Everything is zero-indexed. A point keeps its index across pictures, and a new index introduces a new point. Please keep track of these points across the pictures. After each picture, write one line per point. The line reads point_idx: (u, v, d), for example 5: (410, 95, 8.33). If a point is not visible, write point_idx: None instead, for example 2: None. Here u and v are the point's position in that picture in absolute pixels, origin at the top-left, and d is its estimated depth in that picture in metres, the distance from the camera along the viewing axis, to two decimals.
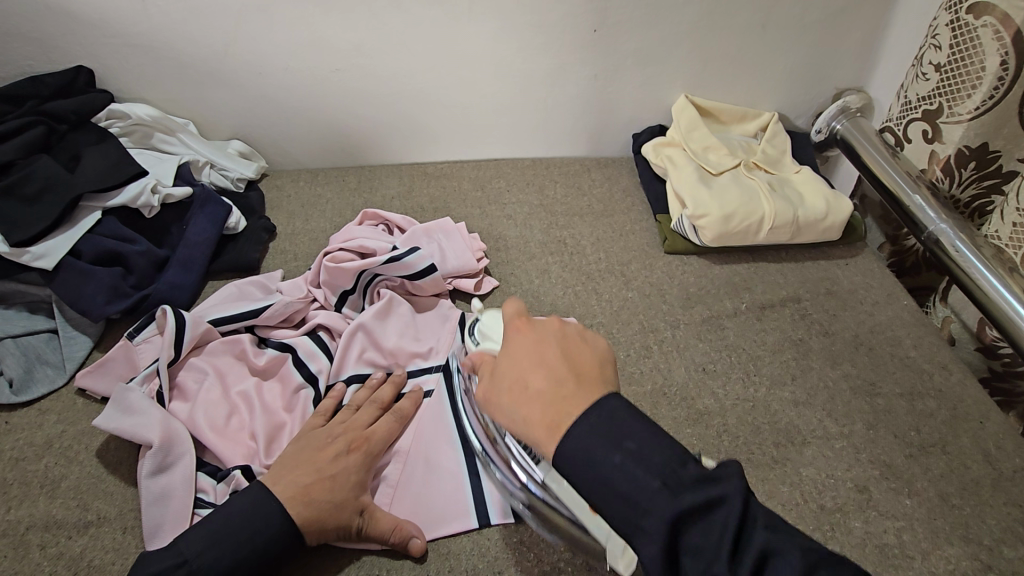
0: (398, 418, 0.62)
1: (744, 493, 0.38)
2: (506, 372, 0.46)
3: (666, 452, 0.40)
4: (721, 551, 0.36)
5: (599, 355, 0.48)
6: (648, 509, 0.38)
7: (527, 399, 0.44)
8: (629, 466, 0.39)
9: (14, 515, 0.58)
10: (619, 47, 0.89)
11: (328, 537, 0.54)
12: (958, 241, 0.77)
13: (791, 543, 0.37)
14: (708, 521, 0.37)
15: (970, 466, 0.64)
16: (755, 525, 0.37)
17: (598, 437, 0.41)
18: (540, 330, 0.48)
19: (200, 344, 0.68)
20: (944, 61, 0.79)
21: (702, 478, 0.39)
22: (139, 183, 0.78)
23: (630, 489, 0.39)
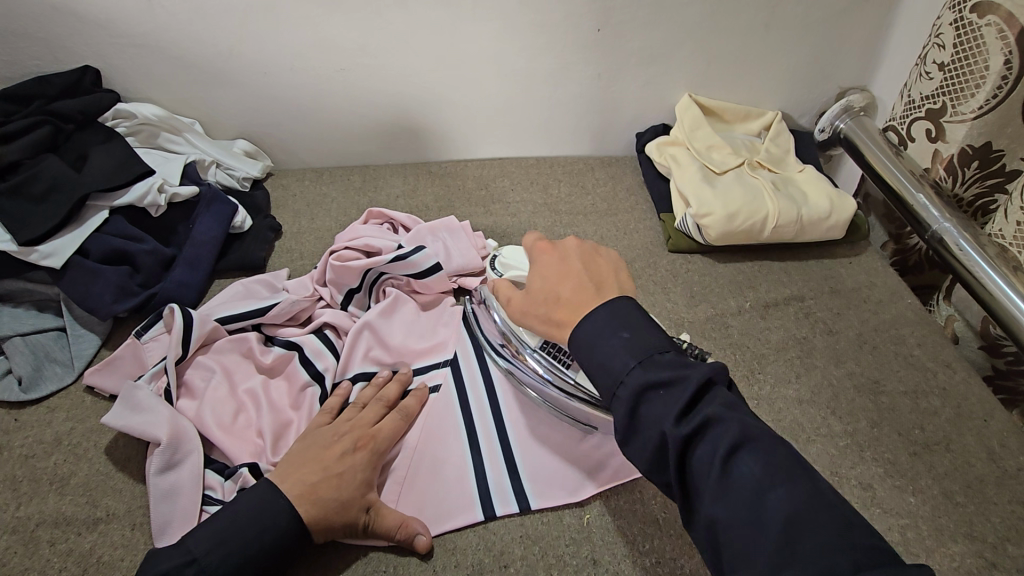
0: (404, 416, 0.63)
1: (706, 377, 0.42)
2: (533, 283, 0.51)
3: (652, 339, 0.44)
4: (671, 414, 0.40)
5: (618, 264, 0.52)
6: (621, 378, 0.43)
7: (553, 304, 0.49)
8: (623, 344, 0.44)
9: (24, 512, 0.59)
10: (622, 47, 0.89)
11: (334, 534, 0.55)
12: (962, 240, 0.77)
13: (738, 421, 0.40)
14: (667, 394, 0.41)
15: (973, 464, 0.64)
16: (711, 403, 0.41)
17: (607, 327, 0.45)
18: (563, 247, 0.52)
19: (207, 343, 0.69)
20: (947, 60, 0.79)
21: (678, 362, 0.43)
22: (145, 183, 0.78)
23: (611, 360, 0.44)
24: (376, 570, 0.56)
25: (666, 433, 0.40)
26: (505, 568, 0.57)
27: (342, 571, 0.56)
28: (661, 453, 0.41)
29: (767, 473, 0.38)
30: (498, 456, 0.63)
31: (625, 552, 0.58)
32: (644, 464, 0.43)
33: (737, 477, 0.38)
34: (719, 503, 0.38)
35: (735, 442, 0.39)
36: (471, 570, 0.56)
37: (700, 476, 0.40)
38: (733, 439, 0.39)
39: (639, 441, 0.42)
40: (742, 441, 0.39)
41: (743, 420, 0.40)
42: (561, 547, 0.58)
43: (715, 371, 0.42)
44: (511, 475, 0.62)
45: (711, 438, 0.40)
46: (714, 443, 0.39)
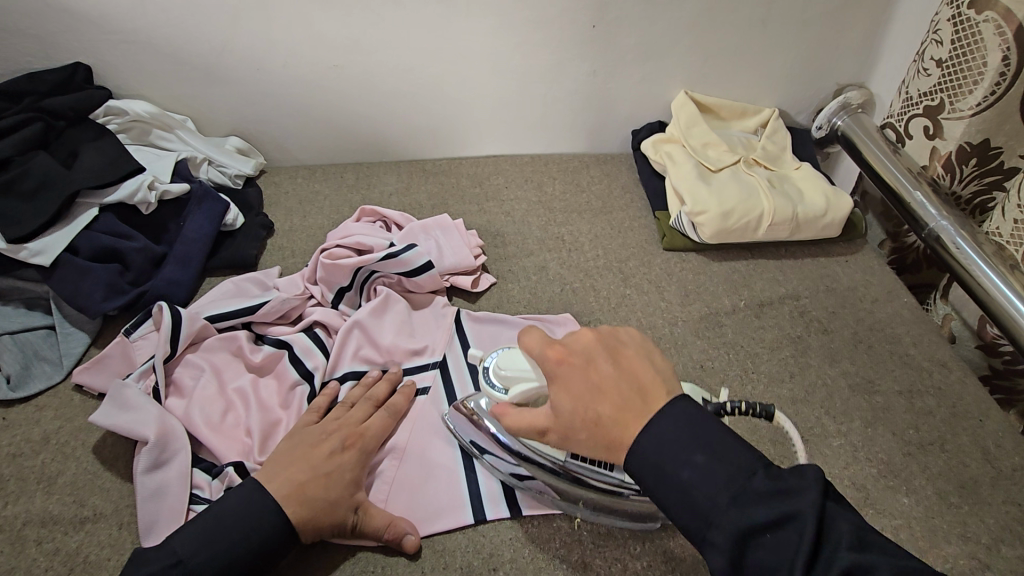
0: (391, 414, 0.63)
1: (820, 504, 0.38)
2: (564, 406, 0.46)
3: (737, 462, 0.41)
4: (798, 563, 0.36)
5: (643, 351, 0.48)
6: (712, 521, 0.39)
7: (595, 428, 0.45)
8: (705, 470, 0.41)
9: (11, 511, 0.58)
10: (618, 43, 0.88)
11: (322, 535, 0.54)
12: (959, 238, 0.77)
13: (884, 560, 0.35)
14: (779, 539, 0.37)
15: (968, 464, 0.64)
16: (841, 543, 0.37)
17: (670, 449, 0.42)
18: (580, 351, 0.48)
19: (197, 341, 0.68)
20: (945, 57, 0.78)
21: (774, 489, 0.39)
22: (136, 180, 0.78)
23: (695, 501, 0.40)
24: (363, 571, 0.56)
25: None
26: (494, 570, 0.56)
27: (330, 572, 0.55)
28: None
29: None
30: None
31: (616, 555, 0.57)
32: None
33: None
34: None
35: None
36: (461, 572, 0.56)
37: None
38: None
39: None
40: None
41: (887, 557, 0.36)
42: (551, 550, 0.58)
43: (824, 487, 0.39)
44: (501, 474, 0.61)
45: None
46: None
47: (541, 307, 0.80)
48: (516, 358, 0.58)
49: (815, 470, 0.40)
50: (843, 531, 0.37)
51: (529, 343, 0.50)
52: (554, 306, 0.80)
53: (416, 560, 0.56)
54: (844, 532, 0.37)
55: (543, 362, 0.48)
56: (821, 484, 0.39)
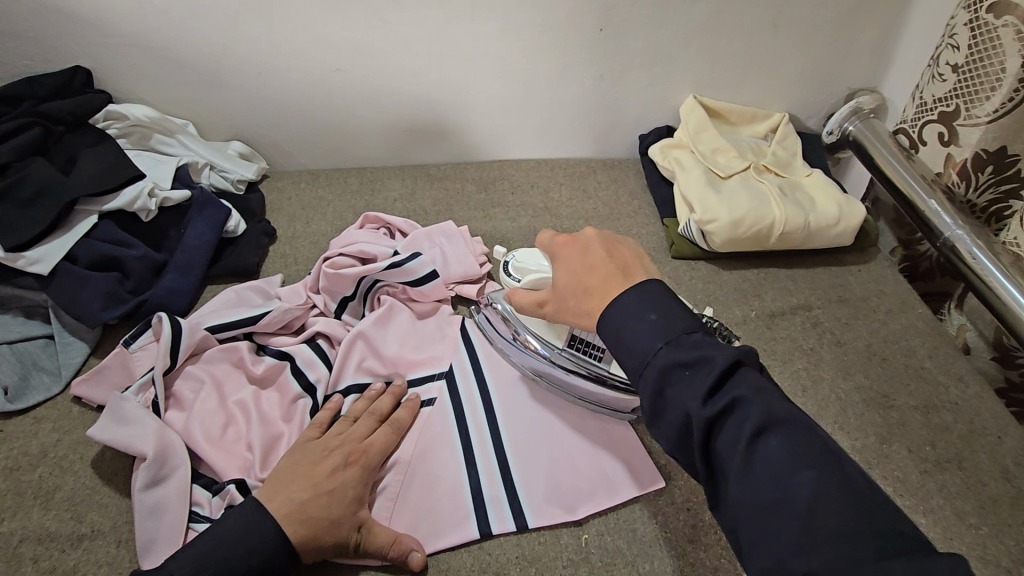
0: (396, 430, 0.61)
1: (733, 359, 0.42)
2: (560, 279, 0.52)
3: (686, 322, 0.45)
4: (698, 394, 0.41)
5: (637, 253, 0.53)
6: (649, 359, 0.44)
7: (581, 296, 0.50)
8: (658, 325, 0.45)
9: (7, 527, 0.57)
10: (627, 46, 0.87)
11: (325, 555, 0.53)
12: (975, 248, 0.75)
13: (765, 404, 0.40)
14: (694, 376, 0.42)
15: (987, 483, 0.62)
16: (739, 384, 0.41)
17: (635, 307, 0.46)
18: (582, 237, 0.53)
19: (198, 353, 0.67)
20: (961, 62, 0.76)
21: (707, 344, 0.43)
22: (136, 187, 0.76)
23: (637, 342, 0.45)
24: None
25: (691, 414, 0.41)
26: None
27: None
28: (687, 431, 0.42)
29: (792, 458, 0.38)
30: (493, 469, 0.61)
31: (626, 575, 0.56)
32: (667, 441, 0.44)
33: (760, 456, 0.39)
34: (744, 485, 0.39)
35: (759, 426, 0.39)
36: None
37: (724, 460, 0.40)
38: (759, 418, 0.40)
39: (665, 420, 0.43)
40: (767, 424, 0.40)
41: (770, 403, 0.41)
42: (558, 569, 0.56)
43: (744, 355, 0.43)
44: (507, 488, 0.60)
45: (736, 419, 0.40)
46: (738, 425, 0.40)
47: None
48: (532, 255, 0.71)
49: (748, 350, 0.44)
50: (746, 378, 0.42)
51: (543, 238, 0.56)
52: None
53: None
54: (747, 380, 0.42)
55: (552, 246, 0.55)
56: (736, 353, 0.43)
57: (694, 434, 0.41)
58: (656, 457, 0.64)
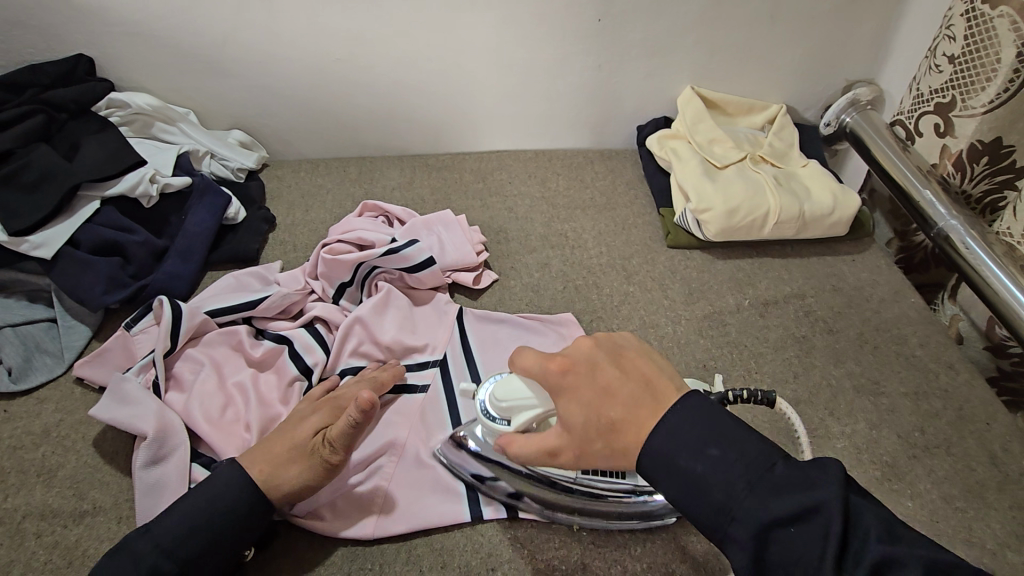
0: (370, 385, 0.63)
1: (842, 495, 0.37)
2: (574, 418, 0.43)
3: (754, 455, 0.39)
4: (823, 561, 0.35)
5: (645, 352, 0.46)
6: (733, 514, 0.38)
7: (607, 435, 0.42)
8: (725, 460, 0.39)
9: (11, 503, 0.59)
10: (624, 37, 0.87)
11: (299, 482, 0.54)
12: (968, 238, 0.75)
13: (915, 554, 0.35)
14: (803, 531, 0.36)
15: (975, 468, 0.63)
16: (868, 537, 0.36)
17: (683, 444, 0.40)
18: (581, 357, 0.45)
19: (197, 335, 0.68)
20: (957, 53, 0.77)
21: (795, 480, 0.37)
22: (138, 172, 0.78)
23: (714, 494, 0.38)
24: (361, 567, 0.56)
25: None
26: (492, 571, 0.56)
27: (327, 566, 0.56)
28: None
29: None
30: None
31: (615, 554, 0.57)
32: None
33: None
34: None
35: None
36: (458, 570, 0.56)
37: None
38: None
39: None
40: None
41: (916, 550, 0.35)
42: (550, 549, 0.57)
43: (846, 479, 0.38)
44: None
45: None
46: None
47: (543, 305, 0.79)
48: (511, 386, 0.53)
49: (835, 463, 0.38)
50: (871, 525, 0.36)
51: (528, 362, 0.47)
52: (556, 304, 0.79)
53: (413, 554, 0.57)
54: (871, 527, 0.36)
55: (547, 376, 0.45)
56: (841, 473, 0.38)
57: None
58: None
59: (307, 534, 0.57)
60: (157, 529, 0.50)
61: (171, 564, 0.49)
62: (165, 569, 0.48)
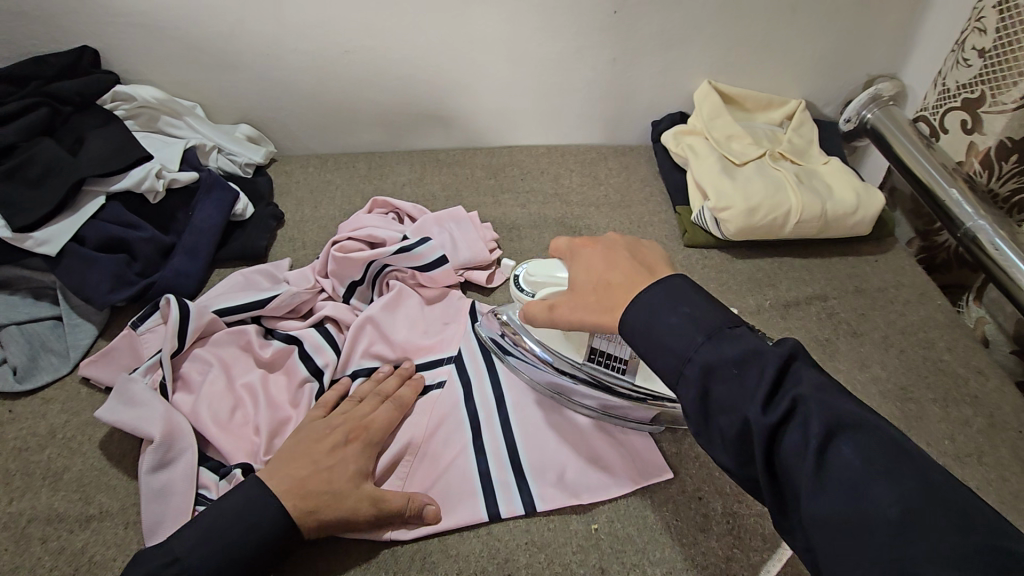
0: (398, 407, 0.61)
1: (788, 358, 0.39)
2: (579, 276, 0.52)
3: (719, 317, 0.42)
4: (755, 398, 0.37)
5: (661, 257, 0.53)
6: (688, 355, 0.41)
7: (601, 291, 0.50)
8: (695, 317, 0.42)
9: (16, 507, 0.57)
10: (641, 30, 0.85)
11: (332, 524, 0.52)
12: (997, 239, 0.73)
13: (829, 405, 0.36)
14: (744, 374, 0.39)
15: (1008, 477, 0.61)
16: (798, 383, 0.38)
17: (661, 300, 0.44)
18: (605, 240, 0.54)
19: (205, 335, 0.67)
20: (988, 46, 0.75)
21: (752, 338, 0.40)
22: (144, 168, 0.76)
23: (671, 340, 0.42)
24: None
25: (751, 419, 0.37)
26: None
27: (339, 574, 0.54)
28: (745, 443, 0.38)
29: (868, 462, 0.34)
30: (501, 452, 0.61)
31: (636, 562, 0.55)
32: (725, 456, 0.39)
33: (833, 462, 0.34)
34: (820, 499, 0.34)
35: (827, 428, 0.35)
36: None
37: (792, 475, 0.35)
38: (825, 424, 0.35)
39: (718, 430, 0.39)
40: (835, 426, 0.35)
41: (833, 404, 0.36)
42: (568, 555, 0.55)
43: (795, 351, 0.39)
44: (515, 472, 0.59)
45: (800, 421, 0.36)
46: (803, 430, 0.36)
47: None
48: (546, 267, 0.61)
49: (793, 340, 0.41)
50: (804, 377, 0.38)
51: (562, 241, 0.58)
52: None
53: (427, 560, 0.55)
54: (804, 381, 0.38)
55: (570, 248, 0.57)
56: (793, 348, 0.40)
57: (756, 447, 0.37)
58: (667, 447, 0.63)
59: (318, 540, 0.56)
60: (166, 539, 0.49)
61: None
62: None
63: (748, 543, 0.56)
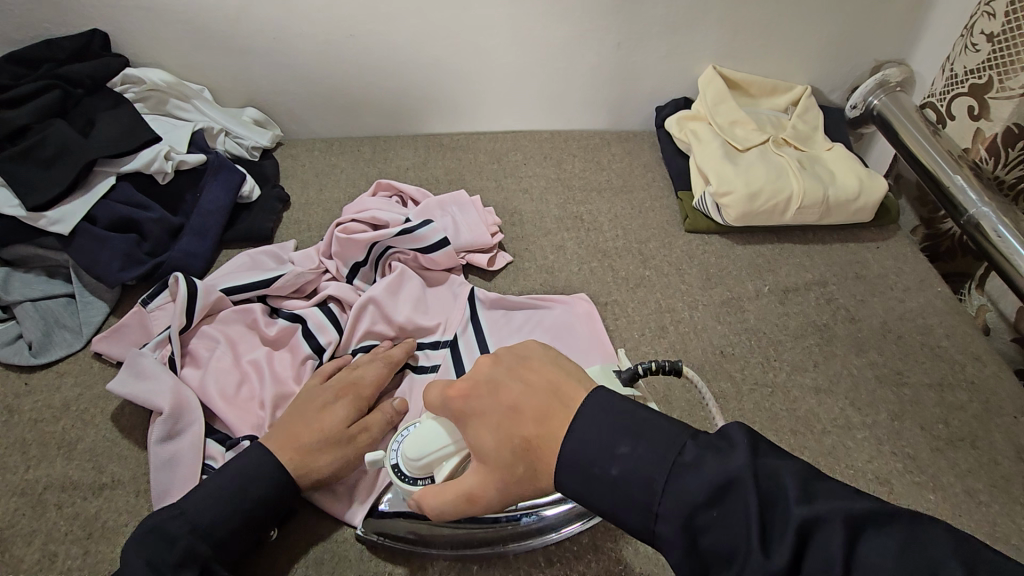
0: (387, 365, 0.63)
1: (752, 461, 0.36)
2: (486, 445, 0.43)
3: (669, 436, 0.39)
4: (750, 537, 0.34)
5: (549, 358, 0.46)
6: (659, 513, 0.37)
7: (525, 454, 0.42)
8: (636, 455, 0.39)
9: (33, 474, 0.60)
10: (645, 14, 0.85)
11: (330, 470, 0.55)
12: (1000, 226, 0.72)
13: (837, 507, 0.34)
14: (726, 512, 0.36)
15: (1000, 462, 0.61)
16: (787, 500, 0.35)
17: (590, 448, 0.40)
18: (482, 380, 0.45)
19: (213, 313, 0.68)
20: (997, 31, 0.74)
21: (705, 454, 0.37)
22: (152, 149, 0.77)
23: (632, 499, 0.38)
24: (375, 546, 0.56)
25: (755, 572, 0.33)
26: (505, 552, 0.55)
27: (339, 543, 0.56)
28: None
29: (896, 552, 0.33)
30: None
31: (628, 539, 0.56)
32: None
33: (860, 570, 0.33)
34: None
35: (847, 537, 0.33)
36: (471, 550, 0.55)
37: None
38: (843, 535, 0.33)
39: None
40: (851, 531, 0.34)
41: (835, 504, 0.34)
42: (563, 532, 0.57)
43: (751, 440, 0.38)
44: None
45: (817, 542, 0.34)
46: (823, 550, 0.33)
47: (557, 287, 0.78)
48: (422, 446, 0.50)
49: (738, 428, 0.38)
50: (788, 483, 0.36)
51: (432, 397, 0.48)
52: (570, 287, 0.78)
53: None
54: (788, 484, 0.36)
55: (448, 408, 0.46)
56: (745, 440, 0.38)
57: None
58: None
59: (319, 511, 0.58)
60: (186, 504, 0.50)
61: (206, 545, 0.49)
62: (199, 550, 0.49)
63: None
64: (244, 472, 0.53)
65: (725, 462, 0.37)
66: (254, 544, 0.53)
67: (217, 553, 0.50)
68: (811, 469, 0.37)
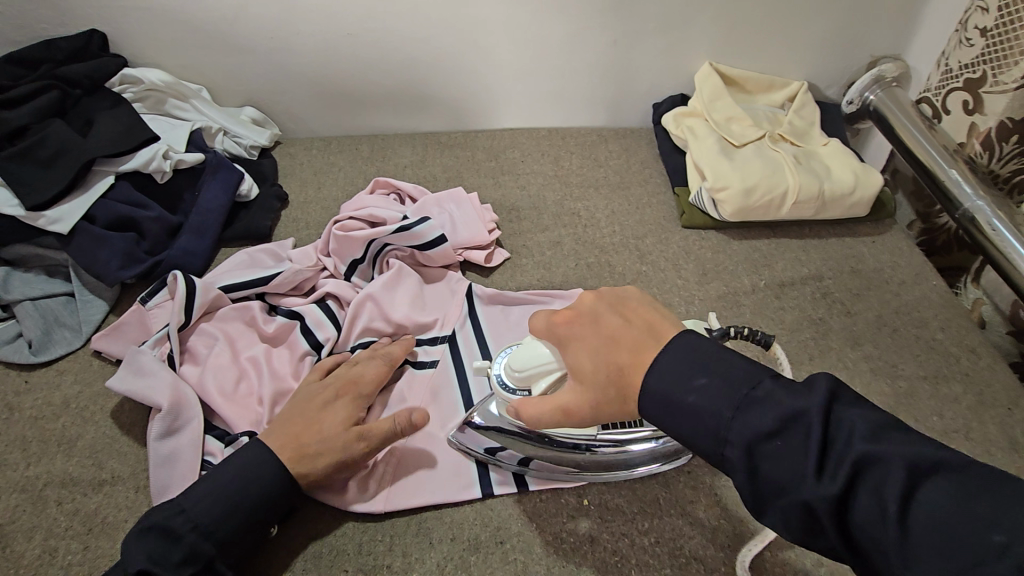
0: (387, 363, 0.63)
1: (827, 402, 0.36)
2: (585, 364, 0.44)
3: (744, 370, 0.39)
4: (806, 468, 0.34)
5: (648, 301, 0.46)
6: (727, 438, 0.37)
7: (617, 380, 0.43)
8: (714, 387, 0.39)
9: (33, 471, 0.60)
10: (640, 11, 0.85)
11: (330, 470, 0.55)
12: (995, 219, 0.72)
13: (901, 452, 0.33)
14: (788, 443, 0.35)
15: (993, 453, 0.62)
16: (850, 436, 0.34)
17: (676, 375, 0.40)
18: (585, 310, 0.46)
19: (211, 311, 0.69)
20: (991, 25, 0.75)
21: (783, 391, 0.37)
22: (151, 148, 0.78)
23: (698, 427, 0.39)
24: (372, 539, 0.56)
25: (810, 501, 0.33)
26: (501, 544, 0.56)
27: (336, 536, 0.57)
28: (808, 519, 0.34)
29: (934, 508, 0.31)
30: None
31: (624, 530, 0.57)
32: (788, 533, 0.36)
33: (914, 518, 0.31)
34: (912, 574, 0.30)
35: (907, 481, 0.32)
36: (468, 543, 0.56)
37: (871, 534, 0.32)
38: (903, 477, 0.32)
39: (775, 505, 0.36)
40: (912, 477, 0.32)
41: (905, 447, 0.33)
42: (559, 524, 0.57)
43: (831, 390, 0.36)
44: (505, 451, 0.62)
45: (870, 484, 0.33)
46: (876, 492, 0.32)
47: (554, 282, 0.79)
48: (525, 358, 0.52)
49: (824, 376, 0.37)
50: (852, 424, 0.35)
51: (538, 323, 0.49)
52: (567, 282, 0.78)
53: (421, 526, 0.57)
54: (856, 424, 0.34)
55: (551, 330, 0.47)
56: (828, 386, 0.36)
57: (824, 522, 0.34)
58: None
59: (318, 506, 0.58)
60: (186, 502, 0.51)
61: (209, 544, 0.50)
62: (200, 547, 0.49)
63: (735, 512, 0.58)
64: (244, 468, 0.53)
65: (796, 396, 0.36)
66: (254, 541, 0.53)
67: (218, 551, 0.50)
68: (888, 418, 0.35)
